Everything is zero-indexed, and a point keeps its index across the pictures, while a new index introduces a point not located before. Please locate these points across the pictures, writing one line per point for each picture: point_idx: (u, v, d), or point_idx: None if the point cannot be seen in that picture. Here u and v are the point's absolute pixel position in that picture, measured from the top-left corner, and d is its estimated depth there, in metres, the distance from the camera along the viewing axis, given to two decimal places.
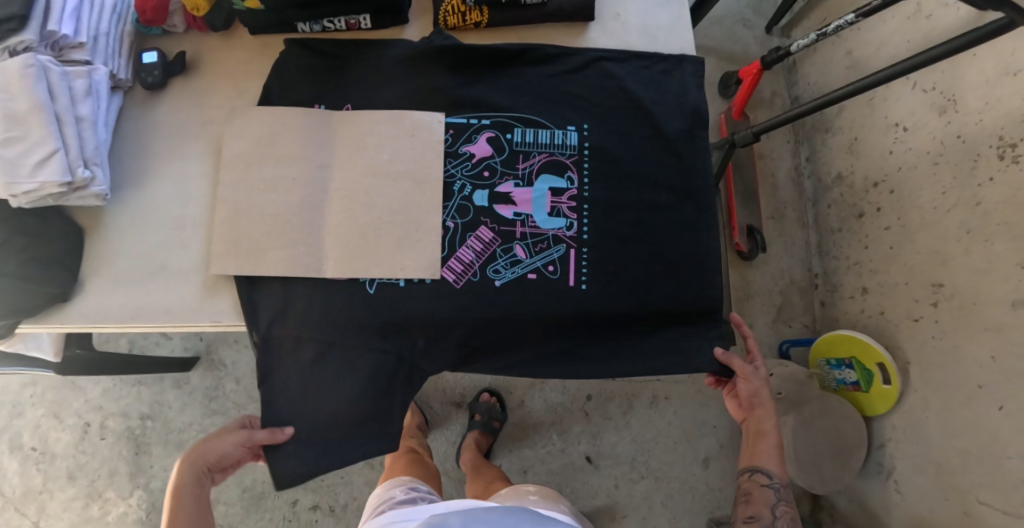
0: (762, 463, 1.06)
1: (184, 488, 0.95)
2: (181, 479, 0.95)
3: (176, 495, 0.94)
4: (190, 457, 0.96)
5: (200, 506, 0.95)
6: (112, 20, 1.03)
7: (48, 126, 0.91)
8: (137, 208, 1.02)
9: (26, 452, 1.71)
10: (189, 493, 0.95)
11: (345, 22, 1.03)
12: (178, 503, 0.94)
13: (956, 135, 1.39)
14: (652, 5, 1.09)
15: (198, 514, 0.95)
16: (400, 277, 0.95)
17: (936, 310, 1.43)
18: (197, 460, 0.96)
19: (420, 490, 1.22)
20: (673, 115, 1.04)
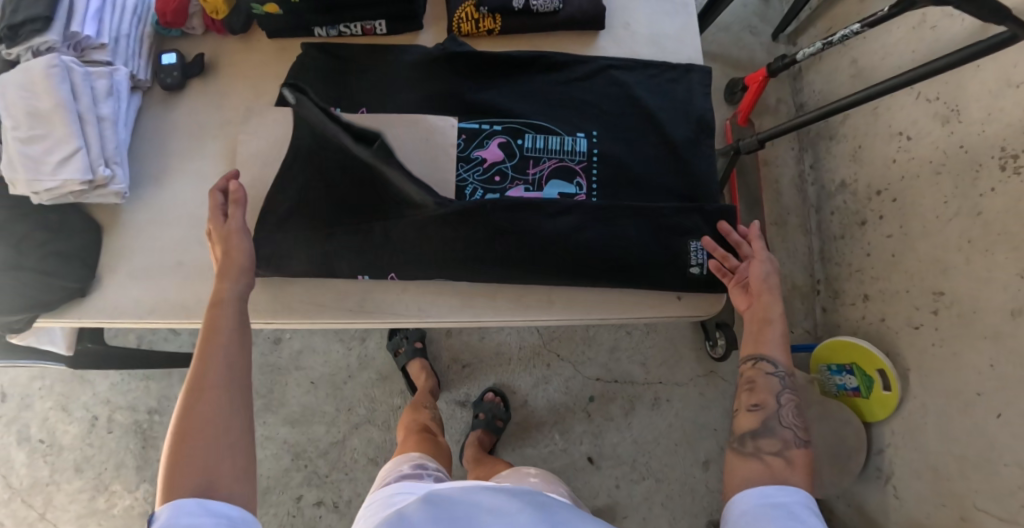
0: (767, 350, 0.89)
1: (228, 302, 0.81)
2: (223, 293, 0.82)
3: (214, 307, 0.80)
4: (222, 272, 0.84)
5: (239, 324, 0.80)
6: (133, 21, 1.05)
7: (71, 125, 0.93)
8: (156, 205, 1.04)
9: (34, 444, 1.73)
10: (227, 308, 0.81)
11: (361, 27, 1.05)
12: (218, 315, 0.79)
13: (959, 145, 1.40)
14: (661, 15, 1.11)
15: (240, 327, 0.80)
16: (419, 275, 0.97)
17: (937, 318, 1.45)
18: (235, 273, 0.84)
19: (429, 467, 1.16)
20: (681, 123, 1.06)
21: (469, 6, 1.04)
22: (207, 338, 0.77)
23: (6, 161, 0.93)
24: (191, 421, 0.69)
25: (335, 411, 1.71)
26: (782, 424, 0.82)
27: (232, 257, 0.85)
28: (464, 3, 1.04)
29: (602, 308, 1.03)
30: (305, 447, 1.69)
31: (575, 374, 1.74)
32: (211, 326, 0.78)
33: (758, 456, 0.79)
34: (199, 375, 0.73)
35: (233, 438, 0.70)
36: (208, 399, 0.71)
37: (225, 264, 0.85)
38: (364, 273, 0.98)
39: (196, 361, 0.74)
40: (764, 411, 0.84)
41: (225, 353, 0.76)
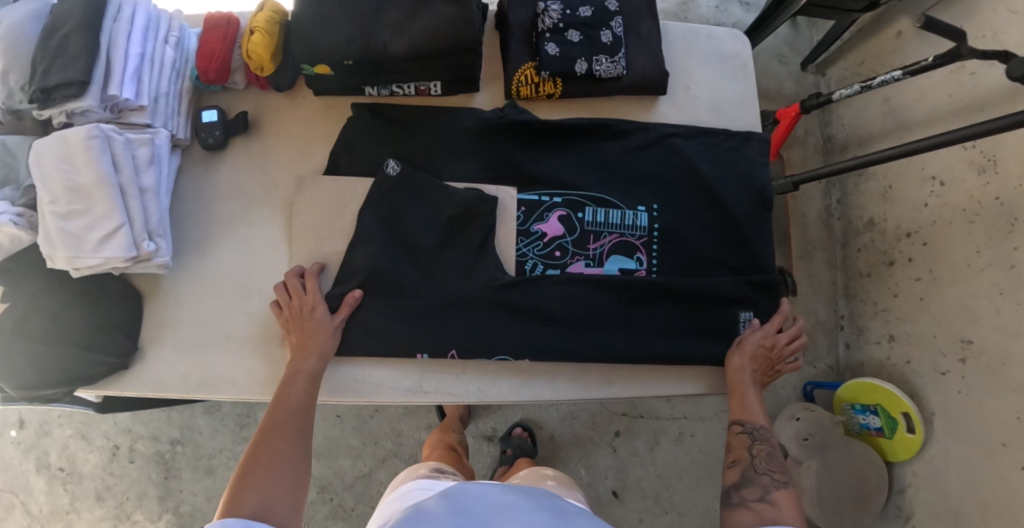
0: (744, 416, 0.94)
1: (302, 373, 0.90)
2: (301, 366, 0.91)
3: (289, 378, 0.90)
4: (304, 349, 0.91)
5: (308, 398, 0.89)
6: (171, 77, 0.99)
7: (113, 200, 0.88)
8: (200, 274, 1.00)
9: (53, 472, 1.69)
10: (300, 381, 0.89)
11: (415, 88, 1.00)
12: (291, 386, 0.89)
13: (994, 196, 1.38)
14: (720, 79, 1.09)
15: (306, 400, 0.89)
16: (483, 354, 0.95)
17: (964, 366, 1.46)
18: (315, 351, 0.91)
19: (446, 471, 1.16)
20: (742, 195, 1.04)
21: (529, 69, 1.00)
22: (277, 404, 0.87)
23: (43, 236, 0.88)
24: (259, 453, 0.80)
25: (361, 444, 1.70)
26: (758, 472, 0.88)
27: (315, 335, 0.92)
28: (523, 66, 1.01)
29: (663, 384, 1.00)
30: (331, 480, 1.68)
31: (602, 409, 1.74)
32: (283, 392, 0.88)
33: (741, 504, 0.85)
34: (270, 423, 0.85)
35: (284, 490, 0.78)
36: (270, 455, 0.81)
37: (306, 341, 0.91)
38: (424, 351, 0.95)
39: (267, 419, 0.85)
40: (739, 464, 0.90)
41: (290, 418, 0.86)
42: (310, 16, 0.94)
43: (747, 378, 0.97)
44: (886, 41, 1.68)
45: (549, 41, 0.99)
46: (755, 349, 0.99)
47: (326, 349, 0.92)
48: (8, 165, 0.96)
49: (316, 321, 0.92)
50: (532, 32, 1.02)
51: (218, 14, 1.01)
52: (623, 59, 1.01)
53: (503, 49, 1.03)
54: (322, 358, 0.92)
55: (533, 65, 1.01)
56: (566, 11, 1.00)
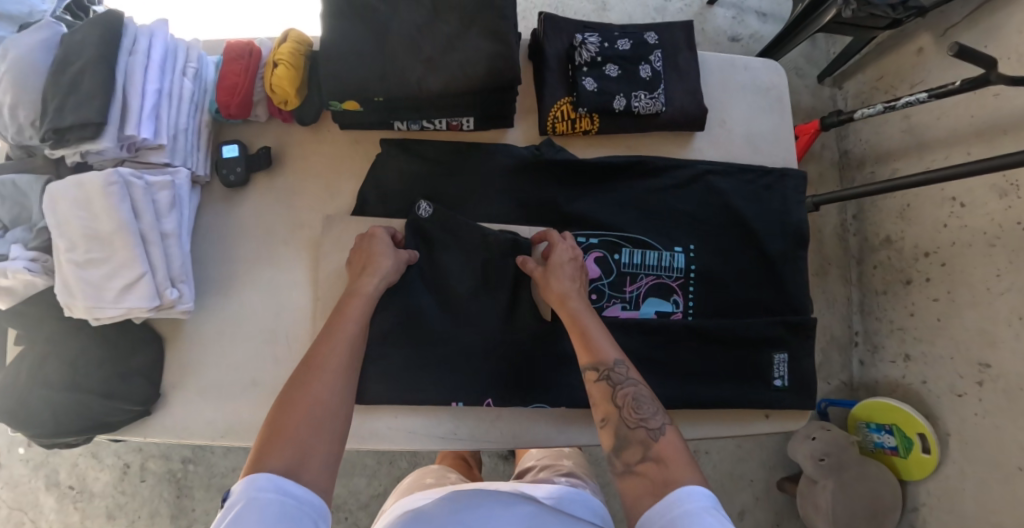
0: (597, 352, 0.80)
1: (362, 296, 0.83)
2: (362, 287, 0.84)
3: (351, 297, 0.82)
4: (365, 270, 0.86)
5: (365, 323, 0.81)
6: (190, 111, 0.93)
7: (134, 248, 0.84)
8: (225, 317, 0.97)
9: (63, 490, 1.66)
10: (360, 302, 0.82)
11: (447, 123, 0.96)
12: (348, 307, 0.81)
13: (1016, 221, 1.36)
14: (755, 112, 1.09)
15: (363, 325, 0.81)
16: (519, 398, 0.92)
17: (981, 389, 1.45)
18: (377, 271, 0.85)
19: (451, 477, 1.11)
20: (777, 234, 1.03)
21: (566, 104, 0.98)
22: (332, 325, 0.79)
23: (61, 285, 0.84)
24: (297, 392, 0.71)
25: (376, 463, 1.67)
26: (633, 427, 0.74)
27: (377, 260, 0.86)
28: (561, 100, 0.98)
29: (700, 427, 0.99)
30: (346, 499, 1.66)
31: None
32: (340, 312, 0.81)
33: (630, 472, 0.72)
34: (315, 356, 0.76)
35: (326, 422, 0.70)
36: (318, 380, 0.73)
37: (370, 264, 0.86)
38: (458, 399, 0.92)
39: (320, 338, 0.77)
40: (611, 424, 0.76)
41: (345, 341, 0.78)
42: (339, 48, 0.87)
43: (579, 304, 0.85)
44: (906, 56, 1.65)
45: (587, 75, 0.97)
46: (566, 268, 0.88)
47: (390, 272, 0.86)
48: (20, 205, 0.91)
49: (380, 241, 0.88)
50: (569, 64, 1.00)
51: (238, 44, 0.94)
52: (662, 95, 0.99)
53: (538, 83, 1.00)
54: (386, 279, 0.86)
55: (569, 100, 0.98)
56: (604, 44, 0.99)
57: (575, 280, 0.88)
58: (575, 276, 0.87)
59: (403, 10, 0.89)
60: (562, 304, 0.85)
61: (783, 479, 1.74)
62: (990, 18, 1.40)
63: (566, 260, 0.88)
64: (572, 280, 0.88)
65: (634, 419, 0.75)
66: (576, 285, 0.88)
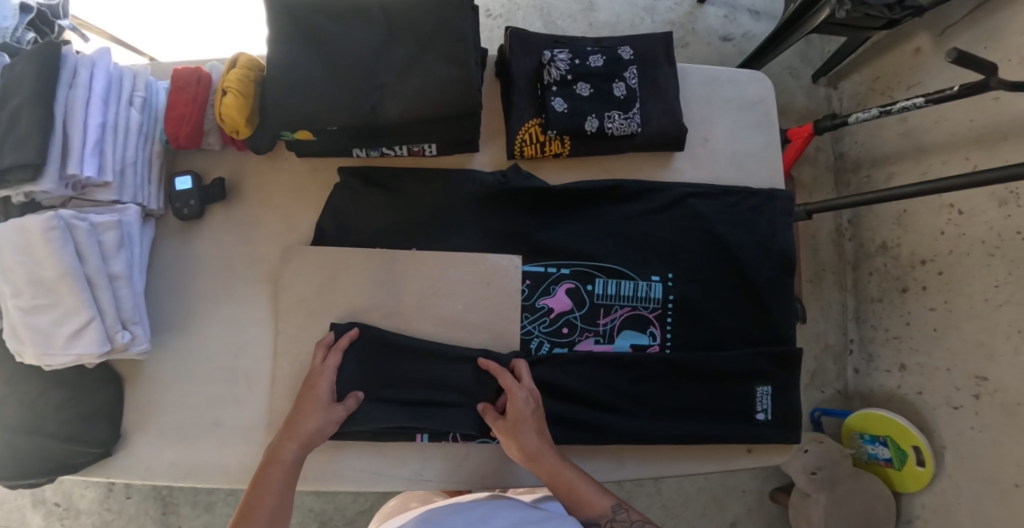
0: (592, 510, 0.81)
1: (281, 462, 0.81)
2: (281, 453, 0.81)
3: (267, 466, 0.81)
4: (291, 431, 0.82)
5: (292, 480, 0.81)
6: (139, 143, 0.90)
7: (80, 293, 0.81)
8: (185, 355, 0.94)
9: (49, 508, 1.49)
10: (280, 473, 0.80)
11: (408, 149, 0.91)
12: (266, 481, 0.79)
13: (1016, 230, 1.31)
14: (739, 128, 1.04)
15: (281, 498, 0.79)
16: (486, 436, 0.89)
17: (978, 403, 1.41)
18: (302, 437, 0.82)
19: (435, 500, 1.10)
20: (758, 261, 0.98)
21: (534, 127, 0.93)
22: (250, 500, 0.78)
23: (10, 333, 0.82)
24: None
25: None
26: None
27: (303, 421, 0.82)
28: (529, 122, 0.93)
29: (678, 463, 0.95)
30: (332, 516, 1.52)
31: None
32: (255, 486, 0.79)
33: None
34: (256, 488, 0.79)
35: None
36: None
37: (297, 424, 0.83)
38: (423, 433, 0.89)
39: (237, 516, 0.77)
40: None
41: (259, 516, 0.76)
42: (290, 79, 0.83)
43: (556, 460, 0.83)
44: (904, 57, 1.58)
45: (556, 95, 0.92)
46: (529, 423, 0.85)
47: (312, 436, 0.82)
48: None
49: (313, 397, 0.84)
50: (538, 83, 0.94)
51: (185, 70, 0.89)
52: (637, 115, 0.94)
53: (506, 104, 0.95)
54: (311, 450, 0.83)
55: (538, 122, 0.93)
56: (574, 61, 0.93)
57: (540, 432, 0.85)
58: (540, 431, 0.84)
59: (357, 34, 0.84)
60: (538, 467, 0.83)
61: (777, 490, 1.69)
62: (992, 18, 1.34)
63: (526, 420, 0.84)
64: (537, 432, 0.85)
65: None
66: (544, 435, 0.85)
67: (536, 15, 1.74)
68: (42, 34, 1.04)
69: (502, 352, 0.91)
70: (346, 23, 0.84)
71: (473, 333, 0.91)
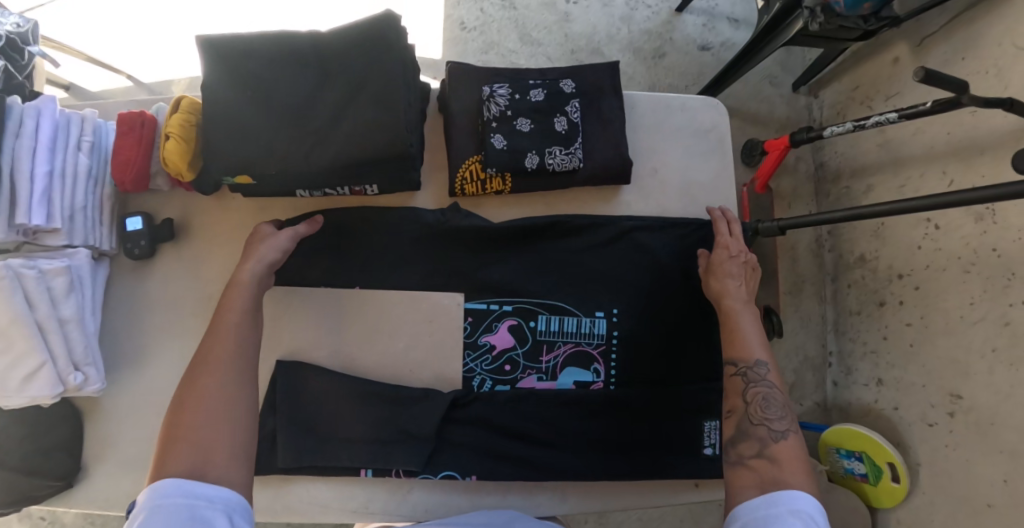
0: (740, 350, 0.86)
1: (244, 284, 0.82)
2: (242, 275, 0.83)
3: (231, 288, 0.82)
4: (247, 255, 0.85)
5: (257, 301, 0.82)
6: (89, 187, 0.92)
7: (33, 338, 0.84)
8: (140, 390, 0.98)
9: (35, 521, 1.54)
10: (241, 290, 0.81)
11: (350, 189, 0.92)
12: (231, 301, 0.80)
13: (992, 248, 1.26)
14: (691, 159, 1.03)
15: (250, 313, 0.80)
16: (426, 472, 0.90)
17: (952, 421, 1.36)
18: (256, 257, 0.84)
19: None
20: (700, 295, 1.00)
21: (474, 164, 0.93)
22: (217, 323, 0.78)
23: None
24: (205, 351, 0.75)
25: None
26: (756, 421, 0.80)
27: (260, 245, 0.86)
28: (468, 159, 0.93)
29: (622, 497, 0.96)
30: None
31: None
32: (223, 306, 0.80)
33: (740, 463, 0.78)
34: (224, 307, 0.80)
35: (234, 408, 0.73)
36: (205, 385, 0.73)
37: (252, 249, 0.85)
38: (367, 468, 0.90)
39: (207, 338, 0.77)
40: (735, 416, 0.82)
41: (234, 332, 0.78)
42: (227, 126, 0.85)
43: (736, 303, 0.89)
44: (881, 67, 1.55)
45: (496, 132, 0.92)
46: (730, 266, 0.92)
47: (271, 257, 0.85)
48: None
49: (262, 230, 0.88)
50: (478, 119, 0.94)
51: (130, 114, 0.90)
52: (579, 150, 0.94)
53: (446, 138, 0.96)
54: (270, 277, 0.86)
55: (478, 159, 0.93)
56: (514, 96, 0.94)
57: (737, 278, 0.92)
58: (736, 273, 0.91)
59: (292, 79, 0.85)
60: (721, 302, 0.90)
61: None
62: (968, 29, 1.30)
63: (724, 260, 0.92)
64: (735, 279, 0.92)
65: (759, 415, 0.80)
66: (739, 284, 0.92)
67: (511, 27, 1.72)
68: (13, 60, 1.06)
69: (444, 390, 0.94)
70: (279, 67, 0.86)
71: (416, 370, 0.94)
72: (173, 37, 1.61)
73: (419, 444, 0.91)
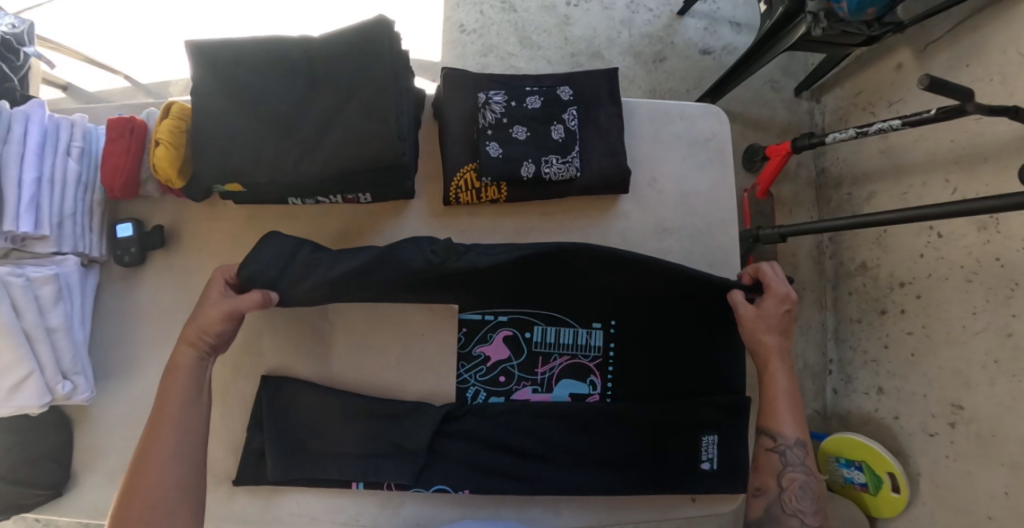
0: (779, 426, 0.85)
1: (182, 371, 0.82)
2: (182, 361, 0.82)
3: (169, 375, 0.82)
4: (185, 334, 0.83)
5: (198, 383, 0.83)
6: (78, 193, 0.91)
7: (18, 348, 0.83)
8: (129, 399, 0.97)
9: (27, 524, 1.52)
10: (180, 377, 0.82)
11: (342, 197, 0.91)
12: (170, 389, 0.81)
13: (994, 257, 1.25)
14: (690, 168, 1.02)
15: (190, 401, 0.81)
16: (417, 486, 0.89)
17: (953, 432, 1.34)
18: (193, 339, 0.82)
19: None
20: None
21: (469, 172, 0.92)
22: (159, 411, 0.80)
23: None
24: (145, 449, 0.78)
25: None
26: (788, 512, 0.81)
27: (196, 324, 0.82)
28: (463, 167, 0.92)
29: (616, 511, 0.94)
30: None
31: None
32: (163, 394, 0.81)
33: None
34: (164, 397, 0.81)
35: (174, 506, 0.77)
36: (145, 483, 0.76)
37: (190, 327, 0.83)
38: (358, 481, 0.90)
39: (147, 432, 0.79)
40: (766, 498, 0.83)
41: (172, 424, 0.79)
42: (216, 134, 0.84)
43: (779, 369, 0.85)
44: (885, 72, 1.53)
45: (491, 140, 0.90)
46: (776, 322, 0.87)
47: (212, 335, 0.82)
48: None
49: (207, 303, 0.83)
50: (474, 126, 0.93)
51: (119, 120, 0.89)
52: (576, 158, 0.93)
53: (441, 146, 0.94)
54: (211, 352, 0.84)
55: (473, 167, 0.92)
56: (510, 103, 0.92)
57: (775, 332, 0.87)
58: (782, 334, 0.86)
59: (285, 86, 0.84)
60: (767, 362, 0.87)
61: None
62: (973, 35, 1.29)
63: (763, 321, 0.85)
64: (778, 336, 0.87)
65: (792, 504, 0.82)
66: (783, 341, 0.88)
67: (510, 30, 1.70)
68: (8, 60, 1.05)
69: (437, 403, 0.93)
70: (272, 74, 0.85)
71: (409, 382, 0.93)
72: (170, 36, 1.60)
73: (409, 457, 0.89)
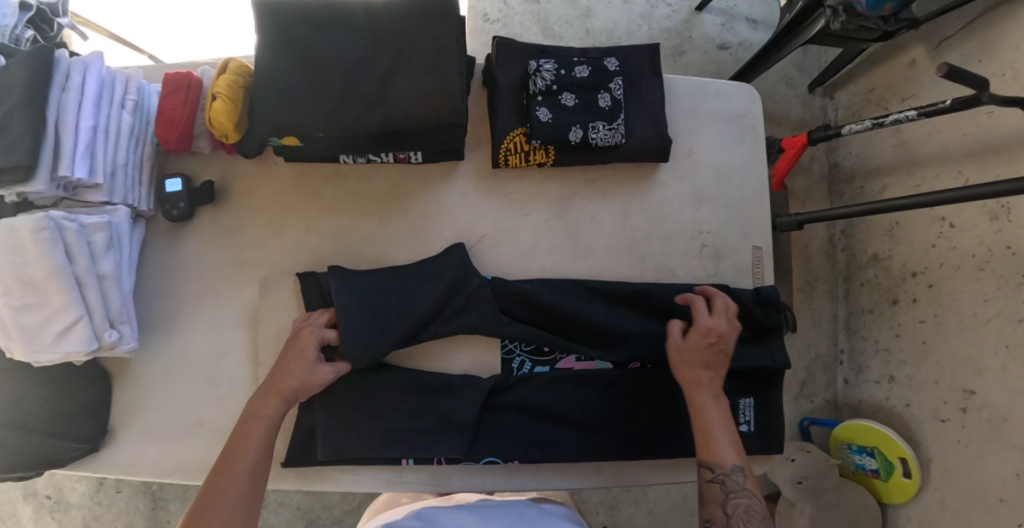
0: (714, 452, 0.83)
1: (261, 418, 0.83)
2: (263, 409, 0.84)
3: (249, 421, 0.83)
4: (274, 387, 0.85)
5: (274, 429, 0.84)
6: (130, 145, 0.91)
7: (69, 293, 0.83)
8: (171, 354, 0.97)
9: (40, 500, 1.50)
10: (260, 427, 0.83)
11: (393, 156, 0.94)
12: (249, 434, 0.82)
13: (1005, 245, 1.27)
14: (725, 143, 1.05)
15: (265, 450, 0.82)
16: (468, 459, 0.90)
17: (964, 416, 1.36)
18: (284, 393, 0.85)
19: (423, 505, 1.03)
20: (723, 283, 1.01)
21: (519, 136, 0.94)
22: (235, 450, 0.81)
23: None
24: (212, 491, 0.77)
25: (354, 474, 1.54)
26: None
27: (285, 380, 0.85)
28: (514, 131, 0.94)
29: (655, 472, 0.96)
30: (320, 515, 1.45)
31: None
32: (240, 438, 0.81)
33: None
34: (236, 442, 0.81)
35: None
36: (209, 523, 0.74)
37: (280, 381, 0.85)
38: (409, 457, 0.90)
39: (214, 476, 0.78)
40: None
41: (243, 470, 0.79)
42: (271, 87, 0.85)
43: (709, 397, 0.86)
44: (898, 69, 1.58)
45: (541, 105, 0.93)
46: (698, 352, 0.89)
47: (296, 393, 0.85)
48: None
49: (299, 359, 0.86)
50: (522, 93, 0.95)
51: (178, 75, 0.91)
52: (622, 125, 0.95)
53: (490, 112, 0.97)
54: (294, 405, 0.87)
55: (523, 131, 0.94)
56: (559, 71, 0.94)
57: (708, 366, 0.89)
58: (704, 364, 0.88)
59: (342, 43, 0.86)
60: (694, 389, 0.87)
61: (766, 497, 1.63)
62: (986, 31, 1.33)
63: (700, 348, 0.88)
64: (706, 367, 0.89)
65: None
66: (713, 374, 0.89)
67: (534, 20, 1.74)
68: (42, 31, 1.03)
69: (484, 375, 0.94)
70: (330, 31, 0.87)
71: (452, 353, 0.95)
72: (199, 17, 1.61)
73: (456, 420, 0.90)
